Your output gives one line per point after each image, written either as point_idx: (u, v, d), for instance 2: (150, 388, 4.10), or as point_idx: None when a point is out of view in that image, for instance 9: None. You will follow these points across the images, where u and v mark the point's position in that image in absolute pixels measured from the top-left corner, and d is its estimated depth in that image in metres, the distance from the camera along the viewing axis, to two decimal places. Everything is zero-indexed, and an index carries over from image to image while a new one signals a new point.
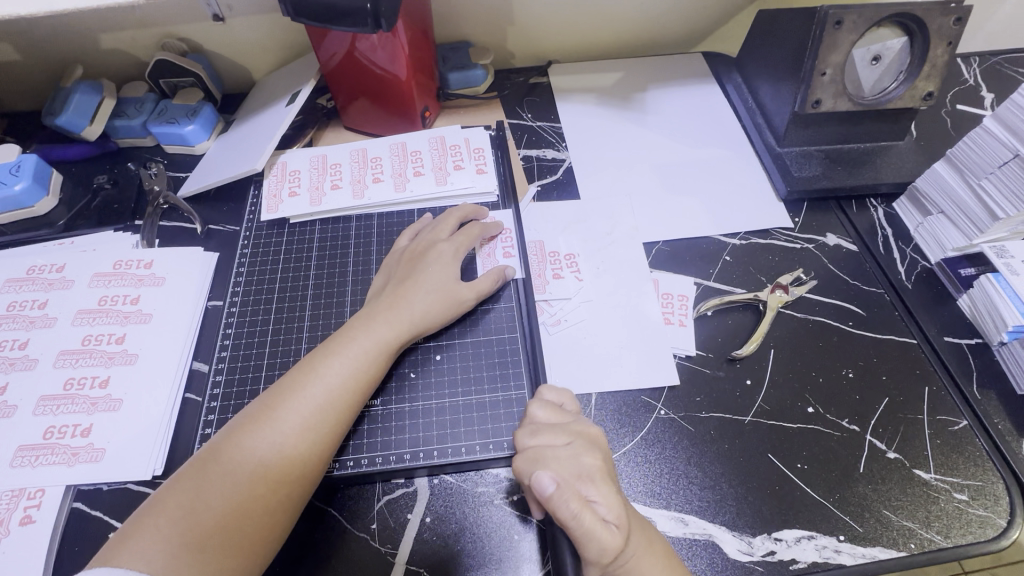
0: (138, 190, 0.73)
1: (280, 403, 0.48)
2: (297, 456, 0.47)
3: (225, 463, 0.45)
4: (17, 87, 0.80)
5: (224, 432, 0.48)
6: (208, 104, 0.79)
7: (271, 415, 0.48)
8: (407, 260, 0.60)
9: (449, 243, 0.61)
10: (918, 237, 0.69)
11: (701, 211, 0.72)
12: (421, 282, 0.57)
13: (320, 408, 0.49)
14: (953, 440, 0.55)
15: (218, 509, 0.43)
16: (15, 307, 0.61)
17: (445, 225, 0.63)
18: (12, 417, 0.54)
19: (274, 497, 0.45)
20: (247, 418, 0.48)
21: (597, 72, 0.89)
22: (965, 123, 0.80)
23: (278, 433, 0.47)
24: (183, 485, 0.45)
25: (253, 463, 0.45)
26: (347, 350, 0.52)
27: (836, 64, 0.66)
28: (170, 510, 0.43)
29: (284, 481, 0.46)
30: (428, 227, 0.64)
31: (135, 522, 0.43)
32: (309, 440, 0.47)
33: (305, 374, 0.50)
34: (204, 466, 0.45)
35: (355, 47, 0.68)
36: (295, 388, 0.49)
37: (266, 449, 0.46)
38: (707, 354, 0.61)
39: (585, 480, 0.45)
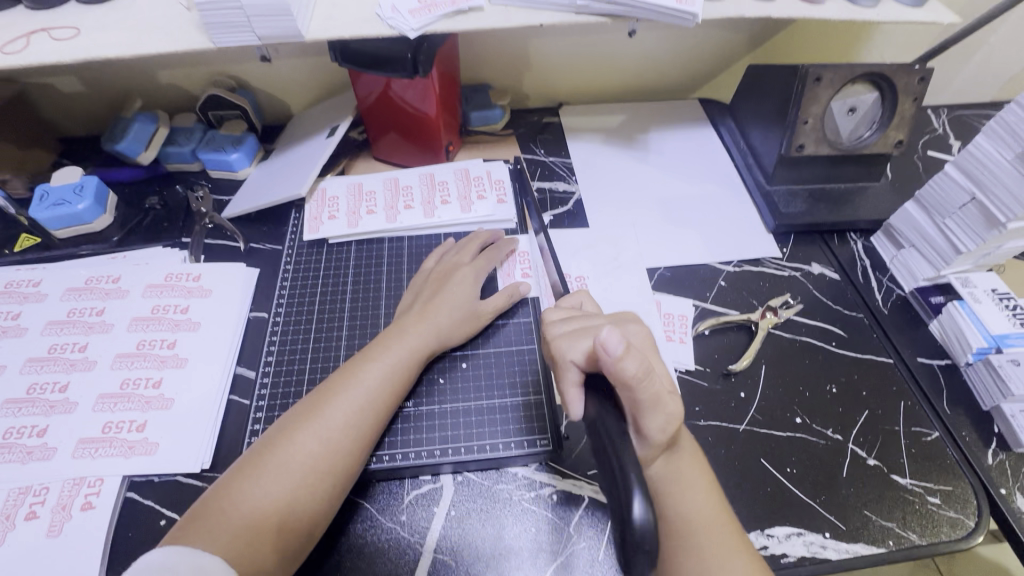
0: (185, 211, 0.80)
1: (326, 402, 0.54)
2: (341, 450, 0.52)
3: (275, 456, 0.50)
4: (77, 116, 0.88)
5: (274, 429, 0.53)
6: (251, 134, 0.87)
7: (318, 413, 0.53)
8: (433, 280, 0.67)
9: (471, 266, 0.68)
10: (894, 268, 0.76)
11: (698, 240, 0.80)
12: (447, 299, 0.63)
13: (361, 408, 0.54)
14: (926, 449, 0.61)
15: (272, 497, 0.48)
16: (75, 313, 0.67)
17: (466, 251, 0.70)
18: (73, 412, 0.59)
19: (321, 487, 0.50)
20: (294, 416, 0.53)
21: (604, 114, 0.98)
22: (935, 167, 0.88)
23: (324, 429, 0.52)
24: (240, 476, 0.49)
25: (303, 456, 0.50)
26: (382, 356, 0.58)
27: (816, 114, 0.75)
28: (228, 498, 0.48)
29: (330, 472, 0.51)
30: (451, 252, 0.71)
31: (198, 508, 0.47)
32: (352, 436, 0.53)
33: (347, 377, 0.56)
34: (258, 459, 0.50)
35: (389, 88, 0.76)
36: (339, 389, 0.55)
37: (314, 444, 0.51)
38: (705, 369, 0.67)
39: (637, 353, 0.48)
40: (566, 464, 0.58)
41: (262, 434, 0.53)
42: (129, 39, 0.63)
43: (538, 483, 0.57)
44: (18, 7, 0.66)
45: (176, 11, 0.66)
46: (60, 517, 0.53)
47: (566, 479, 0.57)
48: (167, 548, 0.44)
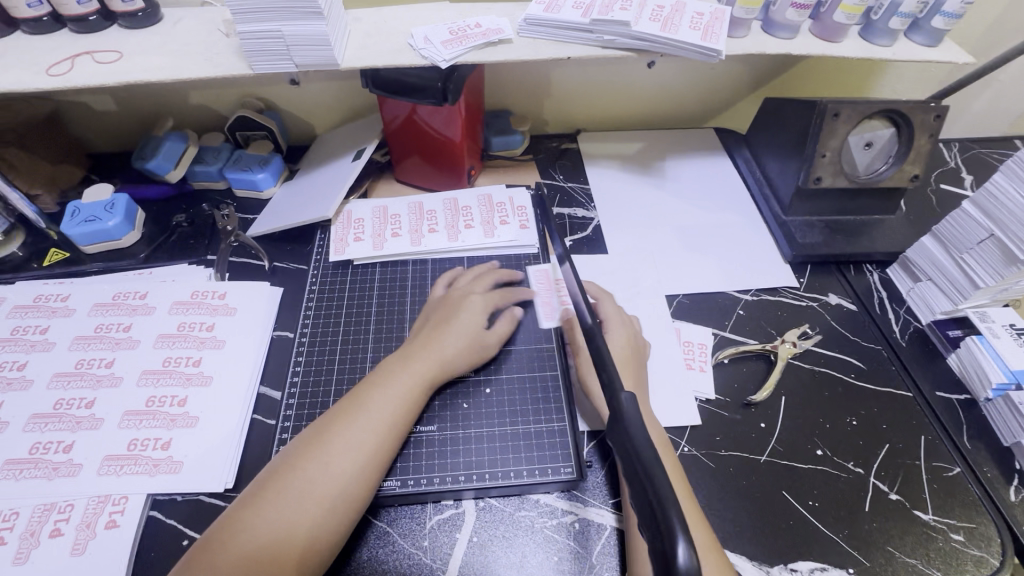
0: (211, 228, 0.81)
1: (334, 430, 0.54)
2: (350, 478, 0.51)
3: (279, 484, 0.50)
4: (107, 133, 0.90)
5: (284, 457, 0.53)
6: (276, 155, 0.89)
7: (327, 440, 0.53)
8: (443, 307, 0.67)
9: (481, 296, 0.68)
10: (910, 300, 0.77)
11: (717, 268, 0.81)
12: (453, 327, 0.63)
13: (370, 435, 0.54)
14: (948, 485, 0.61)
15: (273, 523, 0.48)
16: (102, 329, 0.67)
17: (479, 283, 0.70)
18: (99, 428, 0.59)
19: (330, 517, 0.50)
20: (304, 443, 0.53)
21: (621, 141, 1.00)
22: (948, 201, 0.90)
23: (333, 456, 0.52)
24: (249, 504, 0.49)
25: (312, 484, 0.50)
26: (388, 382, 0.58)
27: (833, 148, 0.77)
28: (231, 526, 0.48)
29: (338, 501, 0.50)
30: (463, 281, 0.71)
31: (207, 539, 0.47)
32: (361, 464, 0.52)
33: (356, 403, 0.56)
34: (267, 487, 0.50)
35: (416, 114, 0.78)
36: (349, 416, 0.55)
37: (322, 473, 0.51)
38: (725, 398, 0.67)
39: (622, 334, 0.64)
40: (588, 492, 0.58)
41: (272, 463, 0.53)
42: (171, 64, 0.65)
43: (561, 510, 0.57)
44: (64, 30, 0.68)
45: (216, 38, 0.68)
46: (84, 535, 0.53)
47: (589, 508, 0.57)
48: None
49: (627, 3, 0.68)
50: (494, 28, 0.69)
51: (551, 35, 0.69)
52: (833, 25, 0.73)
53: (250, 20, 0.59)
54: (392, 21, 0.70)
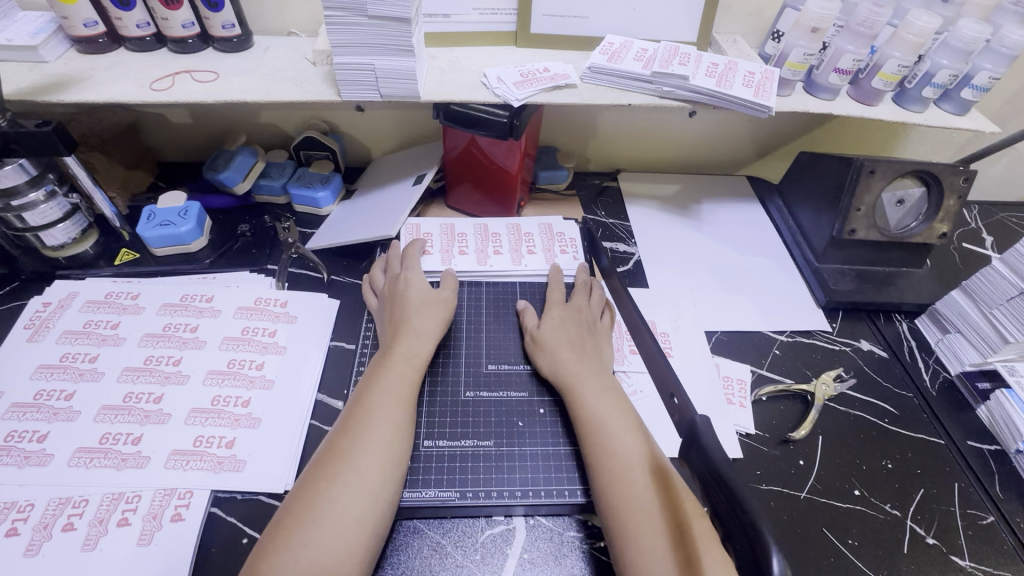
0: (273, 240, 0.85)
1: (360, 426, 0.56)
2: (378, 478, 0.53)
3: (326, 482, 0.52)
4: (178, 144, 0.95)
5: (310, 470, 0.54)
6: (336, 174, 0.93)
7: (349, 445, 0.55)
8: (390, 295, 0.72)
9: (409, 269, 0.74)
10: (939, 351, 0.80)
11: (752, 309, 0.84)
12: (411, 304, 0.70)
13: (387, 435, 0.56)
14: (983, 533, 0.63)
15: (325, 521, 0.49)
16: (170, 328, 0.70)
17: (396, 261, 0.77)
18: (166, 423, 0.61)
19: (368, 517, 0.51)
20: (326, 452, 0.55)
21: (658, 183, 1.05)
22: (971, 259, 0.94)
23: (356, 458, 0.54)
24: (287, 521, 0.50)
25: (346, 488, 0.52)
26: (389, 373, 0.62)
27: (868, 203, 0.82)
28: (285, 525, 0.50)
29: (374, 501, 0.52)
30: (389, 262, 0.77)
31: (266, 544, 0.49)
32: (383, 461, 0.55)
33: (364, 408, 0.58)
34: (302, 500, 0.51)
35: (474, 144, 0.83)
36: (363, 420, 0.57)
37: (352, 474, 0.53)
38: (763, 433, 0.70)
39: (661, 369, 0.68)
40: None
41: (301, 475, 0.54)
42: (263, 86, 0.70)
43: None
44: (163, 49, 0.74)
45: (304, 66, 0.74)
46: (151, 526, 0.54)
47: None
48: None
49: (684, 59, 0.74)
50: (560, 73, 0.74)
51: (612, 82, 0.75)
52: (870, 90, 0.79)
53: (346, 53, 0.64)
54: (465, 62, 0.76)
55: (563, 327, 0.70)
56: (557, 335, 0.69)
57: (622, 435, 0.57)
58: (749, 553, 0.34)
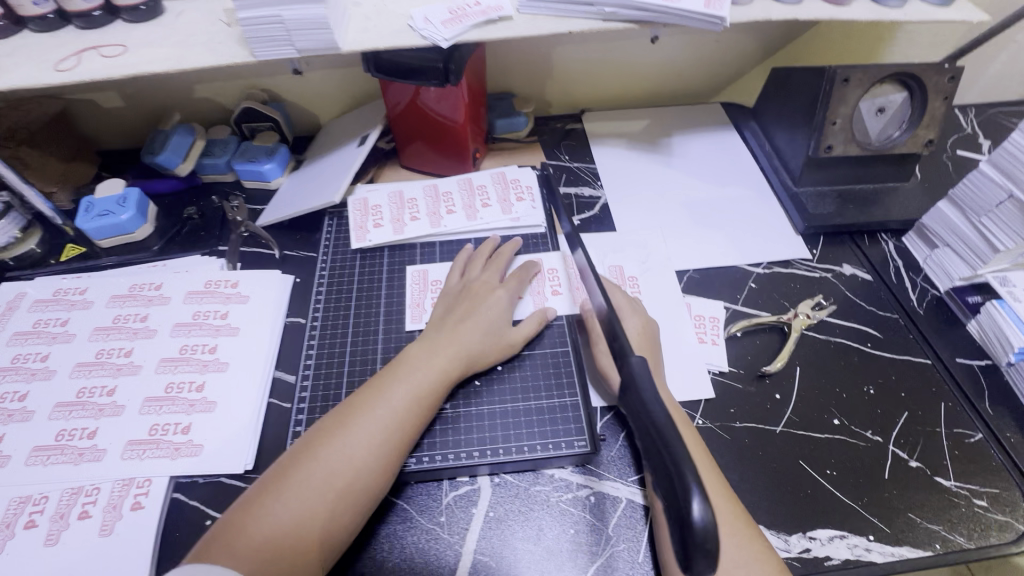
0: (222, 221, 0.82)
1: (352, 421, 0.55)
2: (361, 468, 0.53)
3: (302, 472, 0.52)
4: (116, 130, 0.91)
5: (299, 445, 0.55)
6: (283, 145, 0.89)
7: (338, 432, 0.55)
8: (465, 299, 0.66)
9: (504, 290, 0.67)
10: (928, 268, 0.75)
11: (727, 243, 0.80)
12: (478, 322, 0.63)
13: (381, 427, 0.55)
14: (970, 451, 0.60)
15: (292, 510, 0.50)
16: (120, 320, 0.69)
17: (495, 271, 0.69)
18: (121, 415, 0.60)
19: (338, 506, 0.51)
20: (318, 433, 0.55)
21: (625, 119, 0.99)
22: (965, 166, 0.87)
23: (341, 447, 0.53)
24: (258, 500, 0.51)
25: (324, 474, 0.52)
26: (409, 377, 0.58)
27: (845, 114, 0.75)
28: (256, 506, 0.50)
29: (346, 496, 0.52)
30: (476, 268, 0.70)
31: (233, 520, 0.50)
32: (370, 454, 0.54)
33: (368, 397, 0.57)
34: (280, 477, 0.52)
35: (418, 97, 0.78)
36: (359, 408, 0.56)
37: (332, 463, 0.52)
38: (738, 370, 0.67)
39: (647, 336, 0.64)
40: (602, 465, 0.59)
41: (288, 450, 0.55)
42: (174, 54, 0.65)
43: (577, 485, 0.57)
44: (69, 27, 0.69)
45: (218, 27, 0.68)
46: (111, 517, 0.54)
47: (604, 481, 0.58)
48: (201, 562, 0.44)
49: None
50: (493, 5, 0.68)
51: (551, 10, 0.68)
52: None
53: (251, 6, 0.59)
54: (390, 4, 0.70)
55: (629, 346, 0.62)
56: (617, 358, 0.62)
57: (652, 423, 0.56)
58: (670, 506, 0.31)
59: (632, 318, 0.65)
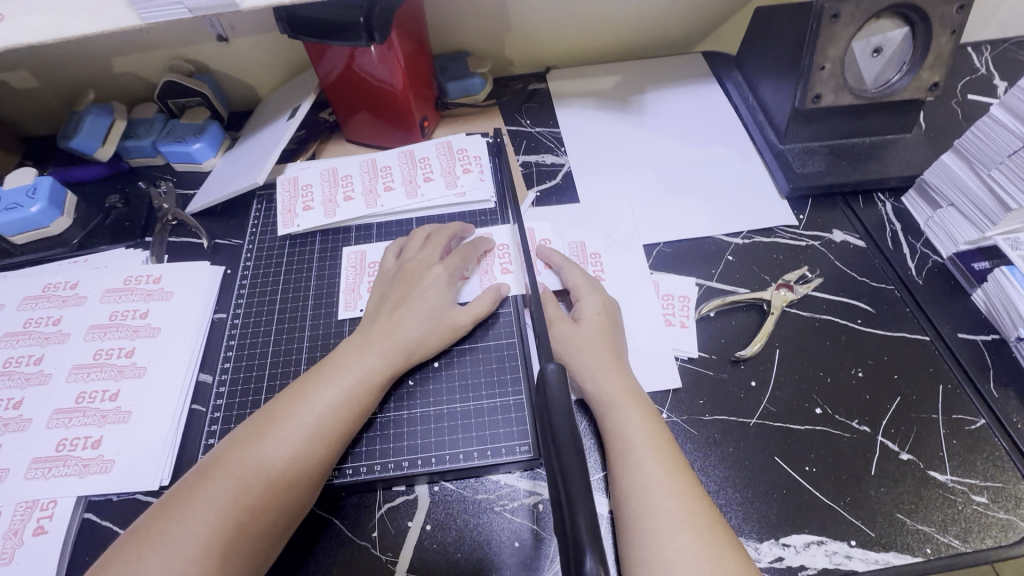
0: (148, 208, 0.75)
1: (274, 428, 0.47)
2: (284, 484, 0.45)
3: (211, 489, 0.43)
4: (33, 113, 0.83)
5: (209, 458, 0.46)
6: (215, 121, 0.81)
7: (259, 440, 0.46)
8: (400, 283, 0.58)
9: (443, 266, 0.59)
10: (929, 231, 0.67)
11: (702, 211, 0.71)
12: (415, 308, 0.55)
13: (309, 434, 0.47)
14: (970, 439, 0.53)
15: (194, 537, 0.41)
16: (31, 324, 0.63)
17: (435, 248, 0.61)
18: (26, 430, 0.55)
19: (252, 532, 0.43)
20: (233, 443, 0.46)
21: (595, 76, 0.89)
22: (976, 112, 0.77)
23: (261, 458, 0.45)
24: (154, 525, 0.42)
25: (238, 493, 0.43)
26: (339, 377, 0.50)
27: (835, 57, 0.64)
28: (148, 535, 0.41)
29: (262, 519, 0.43)
30: (415, 247, 0.62)
31: (119, 551, 0.41)
32: (296, 468, 0.46)
33: (294, 399, 0.49)
34: (185, 495, 0.43)
35: (355, 60, 0.67)
36: (284, 413, 0.48)
37: (248, 479, 0.44)
38: (710, 356, 0.60)
39: (610, 320, 0.57)
40: None
41: (197, 464, 0.46)
42: (53, 22, 0.57)
43: (525, 492, 0.52)
44: None
45: None
46: (11, 544, 0.50)
47: None
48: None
49: None
50: None
51: None
52: None
53: None
54: None
55: (586, 329, 0.55)
56: (575, 341, 0.55)
57: (623, 416, 0.49)
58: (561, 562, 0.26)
59: (591, 300, 0.58)
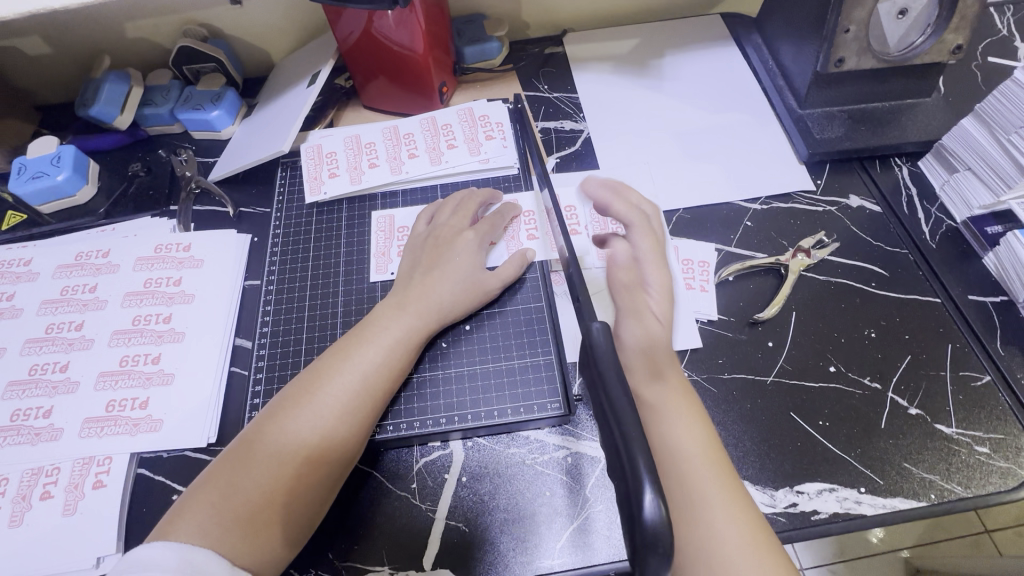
0: (171, 176, 0.75)
1: (322, 386, 0.49)
2: (337, 437, 0.48)
3: (270, 444, 0.46)
4: (47, 81, 0.82)
5: (262, 416, 0.48)
6: (231, 88, 0.80)
7: (308, 397, 0.48)
8: (432, 248, 0.59)
9: (473, 232, 0.60)
10: (944, 196, 0.68)
11: (722, 177, 0.72)
12: (447, 272, 0.57)
13: (355, 392, 0.49)
14: (976, 395, 0.56)
15: (260, 488, 0.44)
16: (68, 292, 0.64)
17: (464, 214, 0.62)
18: (76, 392, 0.58)
19: (313, 482, 0.46)
20: (284, 400, 0.49)
21: (612, 40, 0.87)
22: (995, 76, 0.77)
23: (313, 415, 0.48)
24: (219, 477, 0.44)
25: (295, 447, 0.46)
26: (378, 337, 0.52)
27: (860, 20, 0.63)
28: (216, 487, 0.44)
29: (320, 471, 0.46)
30: (443, 213, 0.63)
31: (187, 500, 0.43)
32: (346, 423, 0.48)
33: (338, 359, 0.51)
34: (245, 450, 0.46)
35: (373, 24, 0.67)
36: (329, 371, 0.50)
37: (303, 433, 0.47)
38: (729, 318, 0.62)
39: (653, 252, 0.55)
40: (581, 425, 0.56)
41: (251, 421, 0.48)
42: None
43: (553, 446, 0.54)
44: None
45: None
46: (74, 496, 0.53)
47: (581, 441, 0.55)
48: (158, 542, 0.39)
49: None
50: None
51: None
52: None
53: None
54: None
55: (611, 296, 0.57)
56: None
57: None
58: (622, 498, 0.29)
59: (634, 235, 0.56)
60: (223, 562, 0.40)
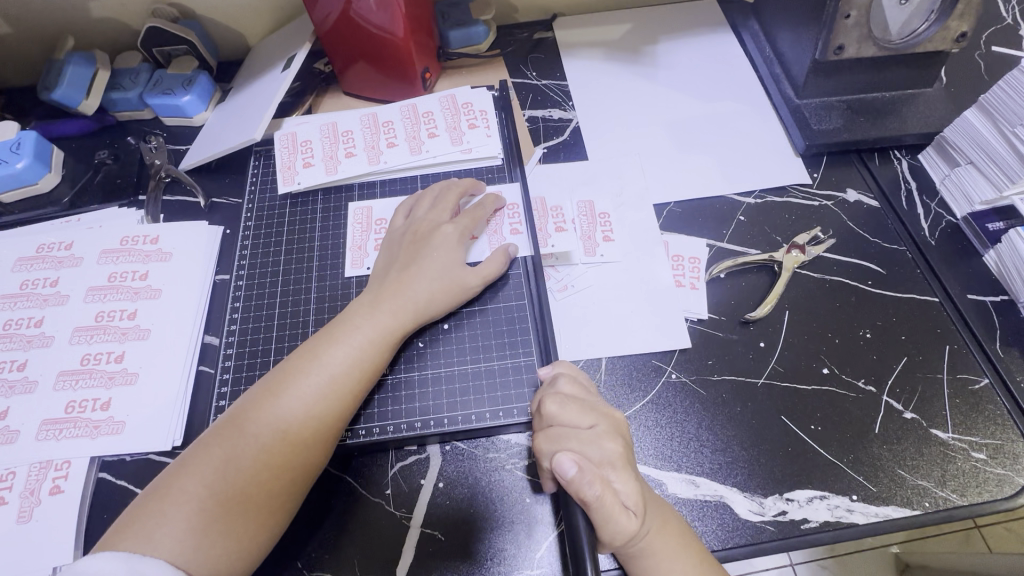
0: (139, 165, 0.72)
1: (287, 388, 0.46)
2: (301, 442, 0.45)
3: (230, 448, 0.44)
4: (10, 62, 0.78)
5: (225, 417, 0.46)
6: (204, 72, 0.76)
7: (272, 399, 0.46)
8: (409, 243, 0.56)
9: (453, 225, 0.57)
10: (944, 191, 0.66)
11: (714, 170, 0.69)
12: (424, 269, 0.54)
13: (322, 393, 0.47)
14: (973, 398, 0.54)
15: (218, 494, 0.42)
16: (28, 286, 0.61)
17: (445, 206, 0.59)
18: (33, 392, 0.55)
19: (275, 488, 0.44)
20: (247, 402, 0.46)
21: (604, 25, 0.84)
22: (999, 66, 0.74)
23: (276, 418, 0.45)
24: (176, 482, 0.42)
25: (256, 451, 0.44)
26: (349, 337, 0.50)
27: (862, 5, 0.60)
28: (170, 493, 0.42)
29: (282, 477, 0.44)
30: (422, 206, 0.60)
31: (142, 506, 0.41)
32: (312, 426, 0.46)
33: (306, 359, 0.48)
34: (204, 454, 0.44)
35: (351, 5, 0.63)
36: (296, 372, 0.47)
37: (265, 437, 0.44)
38: (719, 318, 0.59)
39: None
40: None
41: (211, 424, 0.46)
42: None
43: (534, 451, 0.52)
44: None
45: None
46: (29, 502, 0.50)
47: None
48: (103, 553, 0.37)
49: None
50: None
51: None
52: None
53: None
54: None
55: None
56: None
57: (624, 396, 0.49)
58: None
59: None
60: (175, 571, 0.38)
